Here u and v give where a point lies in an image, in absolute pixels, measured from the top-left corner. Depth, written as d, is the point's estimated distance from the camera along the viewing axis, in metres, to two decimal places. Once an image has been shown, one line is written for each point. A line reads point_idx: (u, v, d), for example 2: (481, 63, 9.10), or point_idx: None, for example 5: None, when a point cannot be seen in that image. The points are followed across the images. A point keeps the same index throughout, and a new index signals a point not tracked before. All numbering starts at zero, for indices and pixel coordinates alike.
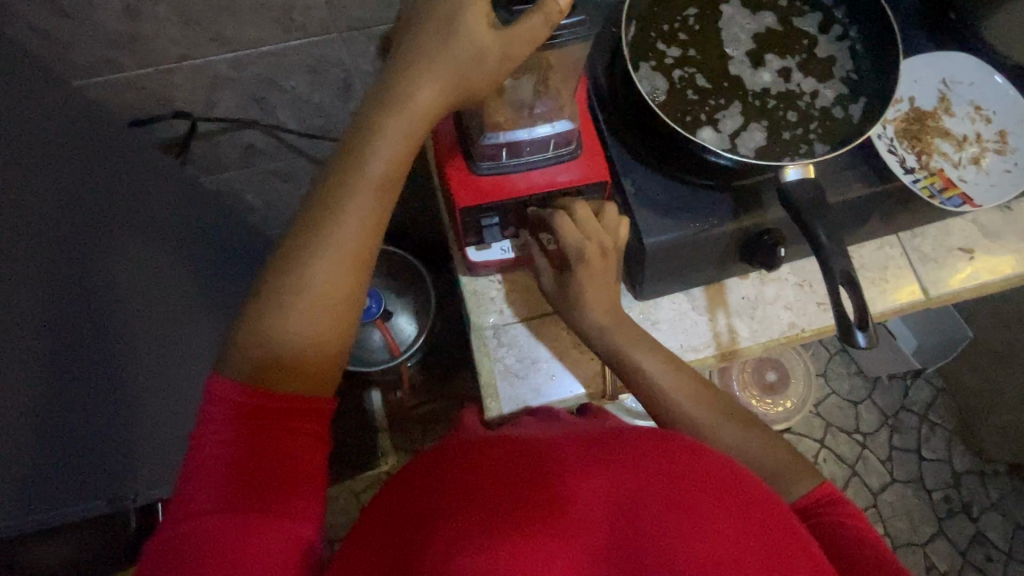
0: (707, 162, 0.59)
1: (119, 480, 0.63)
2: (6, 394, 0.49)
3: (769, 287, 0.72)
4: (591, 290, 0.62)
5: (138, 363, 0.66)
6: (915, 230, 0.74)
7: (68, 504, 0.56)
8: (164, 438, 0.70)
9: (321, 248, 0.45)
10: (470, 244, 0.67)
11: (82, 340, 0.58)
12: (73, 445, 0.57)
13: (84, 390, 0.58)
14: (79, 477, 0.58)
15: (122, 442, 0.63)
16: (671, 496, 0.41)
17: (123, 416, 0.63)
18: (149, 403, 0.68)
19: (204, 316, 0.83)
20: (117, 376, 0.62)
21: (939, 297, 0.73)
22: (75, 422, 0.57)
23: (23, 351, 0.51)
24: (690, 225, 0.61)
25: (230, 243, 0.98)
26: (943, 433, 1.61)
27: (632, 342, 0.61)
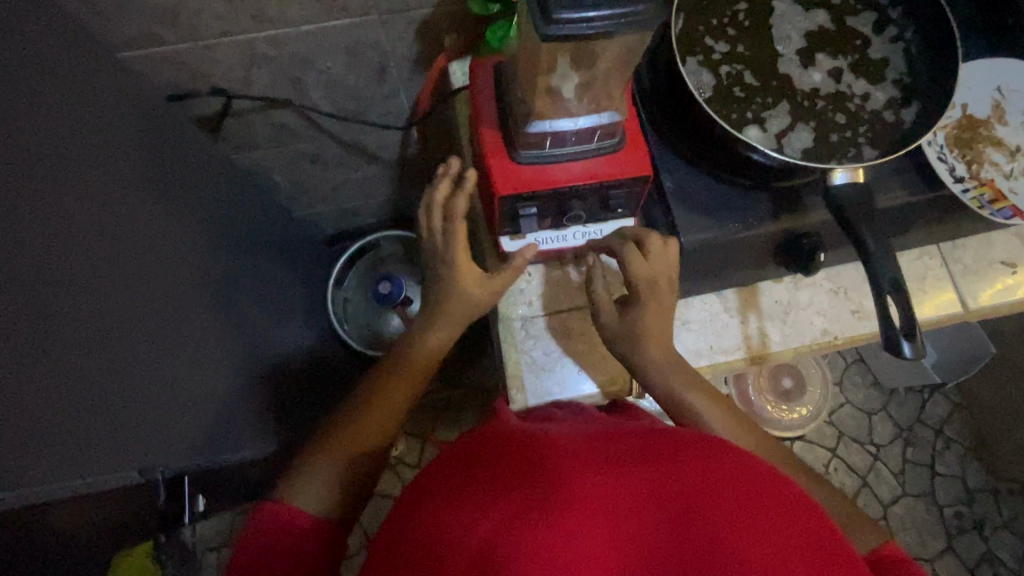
0: (751, 160, 0.57)
1: (153, 452, 0.63)
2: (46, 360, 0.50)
3: (803, 292, 0.71)
4: (656, 324, 0.61)
5: (170, 336, 0.67)
6: (956, 240, 0.72)
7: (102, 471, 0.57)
8: (198, 410, 0.72)
9: (429, 332, 0.70)
10: (505, 233, 0.66)
11: (119, 310, 0.59)
12: (113, 415, 0.57)
13: (121, 361, 0.58)
14: (118, 444, 0.59)
15: (159, 413, 0.64)
16: (719, 503, 0.40)
17: (160, 388, 0.64)
18: (183, 377, 0.69)
19: (231, 294, 0.83)
20: (149, 348, 0.63)
21: (977, 311, 0.71)
22: (113, 392, 0.57)
23: (62, 318, 0.52)
24: (730, 225, 0.60)
25: (259, 223, 0.98)
26: (958, 449, 1.59)
27: (688, 386, 0.61)
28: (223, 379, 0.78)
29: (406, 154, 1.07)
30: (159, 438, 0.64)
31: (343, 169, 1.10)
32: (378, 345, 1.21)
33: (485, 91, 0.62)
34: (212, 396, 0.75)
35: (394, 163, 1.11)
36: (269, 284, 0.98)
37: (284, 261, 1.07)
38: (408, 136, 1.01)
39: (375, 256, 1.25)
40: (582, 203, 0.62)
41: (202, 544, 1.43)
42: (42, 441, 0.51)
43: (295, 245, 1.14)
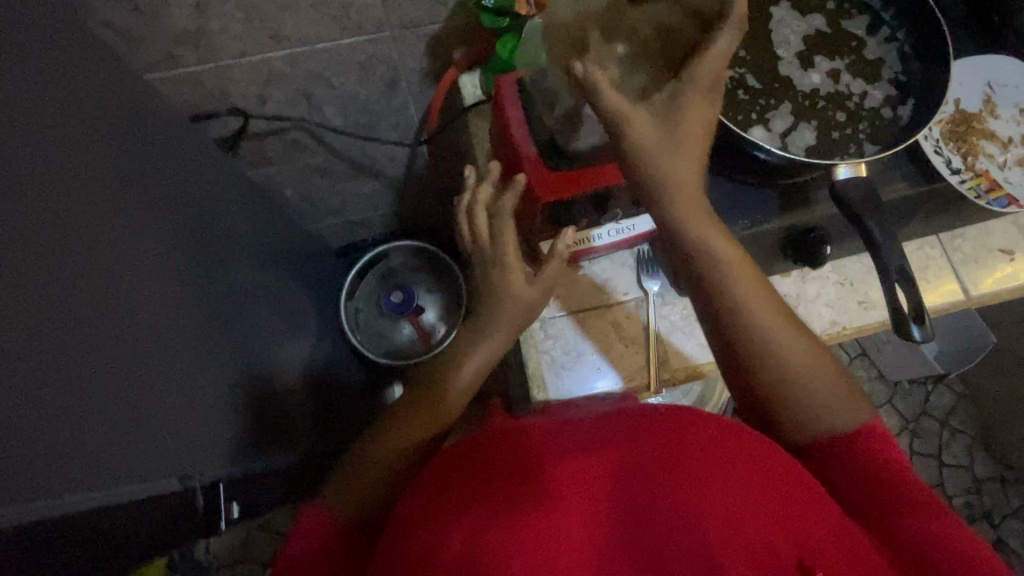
0: (754, 159, 0.60)
1: (192, 459, 0.65)
2: (95, 371, 0.52)
3: (810, 285, 0.72)
4: (693, 122, 0.50)
5: (199, 349, 0.69)
6: (955, 230, 0.74)
7: (153, 479, 0.59)
8: (228, 422, 0.74)
9: (487, 327, 0.63)
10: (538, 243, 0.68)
11: (151, 323, 0.61)
12: (157, 425, 0.59)
13: (156, 373, 0.60)
14: (164, 453, 0.60)
15: (193, 424, 0.66)
16: (681, 469, 0.41)
17: (194, 399, 0.66)
18: (209, 388, 0.70)
19: (252, 304, 0.86)
20: (176, 357, 0.64)
21: (979, 297, 0.74)
22: (152, 404, 0.59)
23: (102, 332, 0.54)
24: (738, 222, 0.64)
25: (275, 238, 1.01)
26: (964, 439, 1.65)
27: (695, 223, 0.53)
28: (252, 391, 0.81)
29: (415, 166, 1.10)
30: (196, 449, 0.66)
31: (354, 183, 1.13)
32: (390, 354, 1.23)
33: (511, 100, 0.63)
34: (239, 407, 0.77)
35: (404, 175, 1.13)
36: (286, 296, 1.00)
37: (301, 274, 1.09)
38: (418, 149, 1.04)
39: (384, 266, 1.26)
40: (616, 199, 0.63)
41: (217, 561, 1.44)
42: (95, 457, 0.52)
43: (309, 257, 1.17)
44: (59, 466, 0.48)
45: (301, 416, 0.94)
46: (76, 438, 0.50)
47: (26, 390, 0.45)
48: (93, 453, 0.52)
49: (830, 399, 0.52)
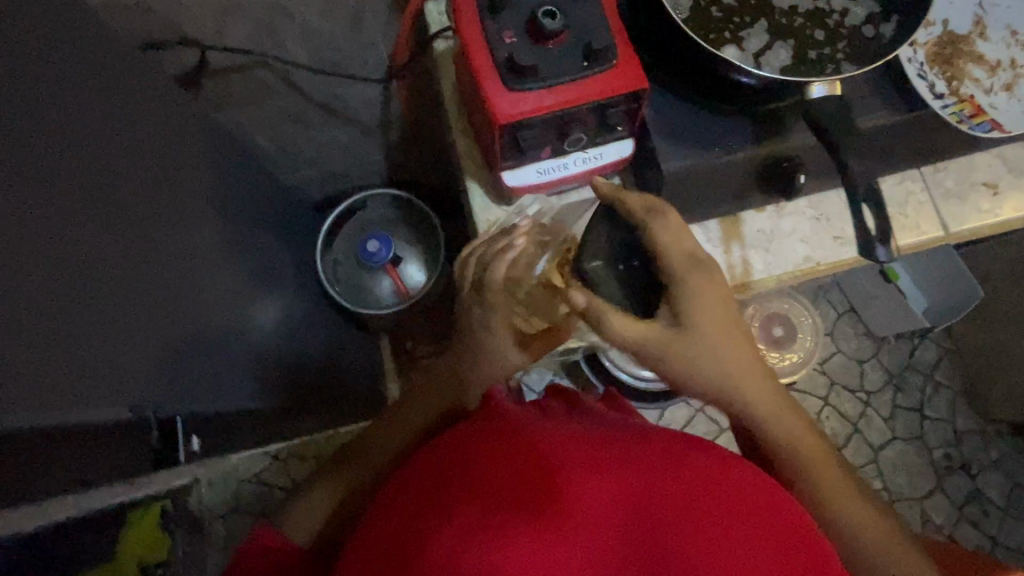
0: (735, 83, 0.58)
1: (156, 388, 0.65)
2: (54, 293, 0.51)
3: (786, 220, 0.70)
4: (706, 301, 0.54)
5: (167, 287, 0.68)
6: (938, 164, 0.72)
7: (112, 400, 0.59)
8: (196, 360, 0.73)
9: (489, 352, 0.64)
10: (505, 167, 0.63)
11: (117, 252, 0.59)
12: (117, 350, 0.58)
13: (115, 303, 0.59)
14: (124, 378, 0.60)
15: (158, 355, 0.65)
16: (687, 496, 0.45)
17: (159, 333, 0.65)
18: (178, 324, 0.69)
19: (222, 248, 0.84)
20: (141, 289, 0.63)
21: (959, 233, 0.71)
22: (111, 330, 0.58)
23: (56, 256, 0.52)
24: (711, 150, 0.61)
25: (246, 185, 0.98)
26: (947, 393, 1.67)
27: (720, 362, 0.56)
28: (221, 332, 0.80)
29: (390, 111, 1.07)
30: (160, 378, 0.65)
31: (328, 128, 1.09)
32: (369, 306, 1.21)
33: (468, 11, 0.57)
34: (207, 345, 0.76)
35: (379, 121, 1.10)
36: (258, 244, 0.98)
37: (275, 224, 1.07)
38: (393, 91, 1.00)
39: (364, 217, 1.24)
40: (581, 126, 0.59)
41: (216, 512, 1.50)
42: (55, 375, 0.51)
43: (285, 208, 1.14)
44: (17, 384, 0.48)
45: (274, 360, 0.94)
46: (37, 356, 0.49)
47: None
48: (51, 366, 0.51)
49: (871, 544, 0.57)
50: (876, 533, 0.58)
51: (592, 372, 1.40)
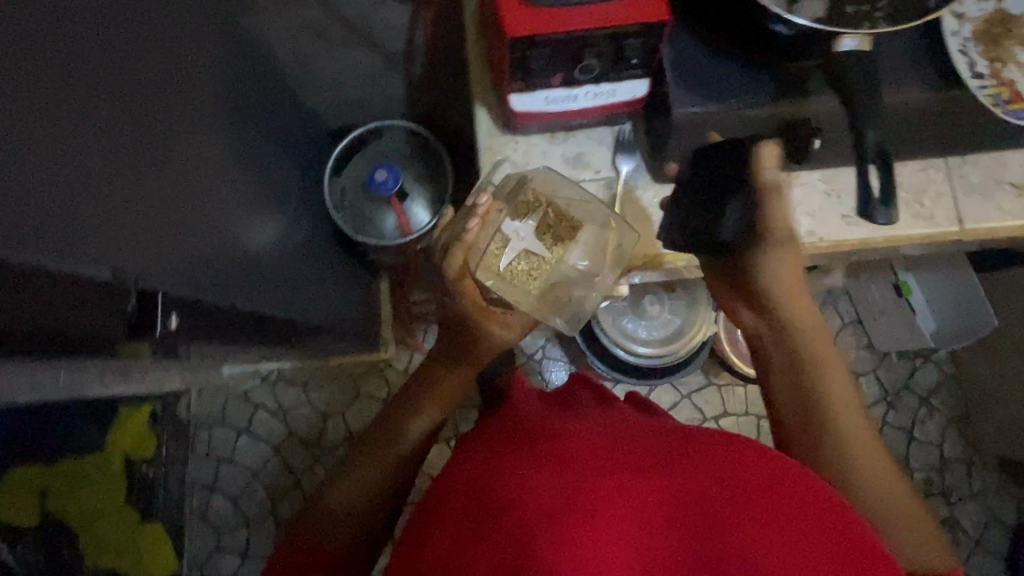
0: (768, 32, 0.56)
1: (159, 263, 0.62)
2: (74, 137, 0.51)
3: (794, 191, 0.67)
4: (783, 214, 0.61)
5: (175, 164, 0.68)
6: (966, 156, 0.68)
7: (114, 257, 0.55)
8: (199, 248, 0.72)
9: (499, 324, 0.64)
10: (512, 89, 0.61)
11: (133, 116, 0.59)
12: (123, 211, 0.57)
13: (129, 165, 0.58)
14: (130, 242, 0.58)
15: (159, 228, 0.63)
16: (727, 490, 0.48)
17: (162, 209, 0.64)
18: (178, 204, 0.68)
19: (229, 146, 0.84)
20: (149, 159, 0.62)
21: (974, 230, 0.68)
22: (123, 190, 0.57)
23: (89, 108, 0.53)
24: (727, 100, 0.59)
25: (261, 91, 0.97)
26: (941, 419, 1.63)
27: (791, 297, 0.63)
28: (221, 226, 0.80)
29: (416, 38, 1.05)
30: (163, 254, 0.63)
31: (352, 50, 1.07)
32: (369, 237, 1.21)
33: None
34: (206, 235, 0.75)
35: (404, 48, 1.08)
36: (265, 153, 0.97)
37: (284, 138, 1.06)
38: None
39: (377, 148, 1.23)
40: (595, 52, 0.57)
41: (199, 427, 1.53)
42: (67, 215, 0.50)
43: (298, 126, 1.13)
44: (21, 216, 0.45)
45: (268, 268, 0.94)
46: (56, 192, 0.49)
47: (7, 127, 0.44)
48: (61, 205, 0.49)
49: (886, 500, 0.57)
50: (893, 494, 0.58)
51: (582, 340, 1.39)
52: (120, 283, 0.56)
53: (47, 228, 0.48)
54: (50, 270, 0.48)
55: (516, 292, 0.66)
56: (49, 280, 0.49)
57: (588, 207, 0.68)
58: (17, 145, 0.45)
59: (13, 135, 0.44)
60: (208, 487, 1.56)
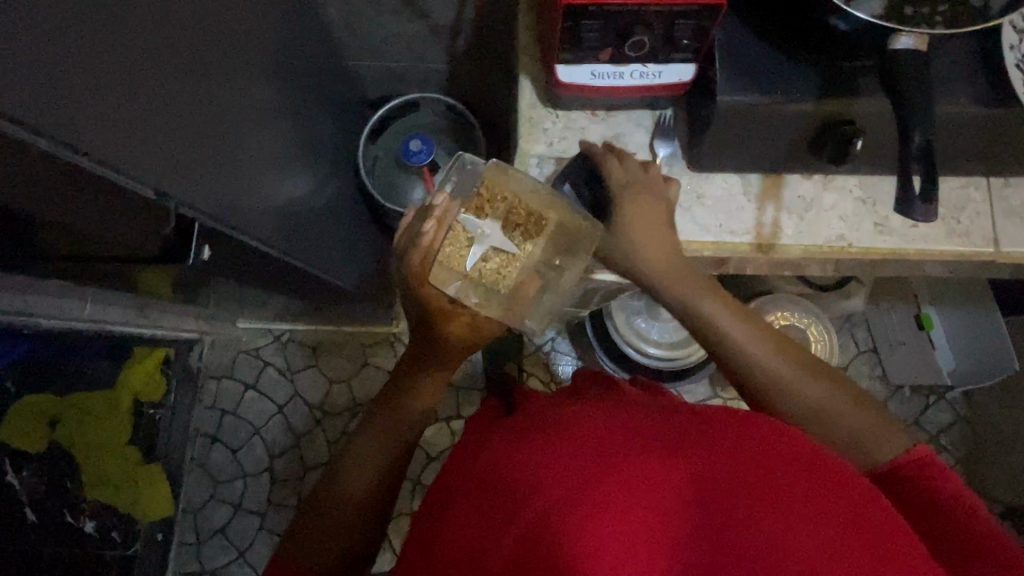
0: (825, 26, 0.55)
1: (211, 196, 0.65)
2: (143, 58, 0.53)
3: (829, 194, 0.67)
4: (639, 211, 0.64)
5: (222, 101, 0.70)
6: (1008, 178, 0.67)
7: (175, 182, 0.58)
8: (243, 188, 0.75)
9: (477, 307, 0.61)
10: (561, 59, 0.62)
11: (191, 48, 0.62)
12: (182, 138, 0.60)
13: (188, 94, 0.61)
14: (186, 171, 0.61)
15: (210, 159, 0.66)
16: (748, 472, 0.47)
17: (214, 141, 0.67)
18: (228, 141, 0.71)
19: (272, 94, 0.85)
20: (201, 93, 0.64)
21: (1009, 254, 0.67)
22: (181, 117, 0.60)
23: (152, 31, 0.55)
24: (774, 92, 0.59)
25: (307, 47, 0.99)
26: (950, 459, 1.60)
27: (696, 288, 0.63)
28: (261, 170, 0.82)
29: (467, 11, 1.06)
30: (213, 187, 0.66)
31: (401, 18, 1.09)
32: (397, 205, 1.22)
33: None
34: (249, 177, 0.77)
35: (453, 21, 1.10)
36: (304, 109, 0.98)
37: (324, 98, 1.08)
38: None
39: (414, 119, 1.25)
40: (646, 29, 0.57)
41: (205, 372, 1.58)
42: (137, 132, 0.53)
43: (339, 89, 1.15)
44: (85, 118, 0.47)
45: (298, 221, 0.95)
46: (118, 104, 0.50)
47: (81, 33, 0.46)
48: (131, 121, 0.52)
49: (829, 408, 0.60)
50: (840, 405, 0.60)
51: (593, 335, 1.39)
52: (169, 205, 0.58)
53: (107, 136, 0.49)
54: (99, 174, 0.50)
55: (484, 295, 0.61)
56: (101, 182, 0.51)
57: (548, 199, 0.65)
58: (96, 54, 0.47)
59: (94, 43, 0.47)
60: (211, 438, 1.56)
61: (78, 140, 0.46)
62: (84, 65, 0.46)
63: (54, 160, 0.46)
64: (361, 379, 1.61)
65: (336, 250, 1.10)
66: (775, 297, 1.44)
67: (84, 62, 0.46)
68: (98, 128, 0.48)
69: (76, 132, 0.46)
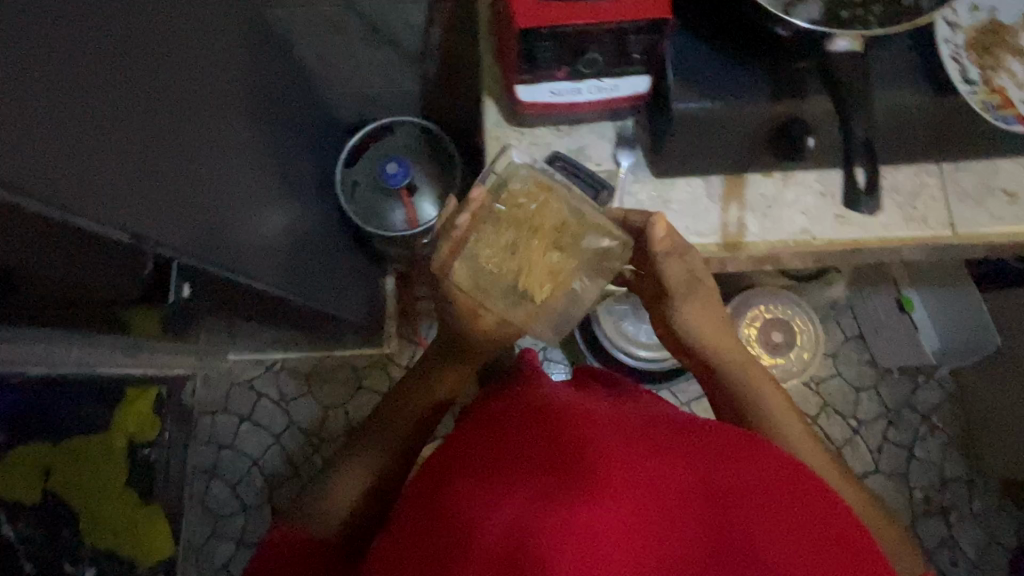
0: (767, 33, 0.59)
1: (183, 235, 0.65)
2: (104, 108, 0.54)
3: (790, 190, 0.69)
4: (697, 304, 0.71)
5: (194, 140, 0.70)
6: (959, 163, 0.70)
7: (147, 223, 0.58)
8: (220, 225, 0.75)
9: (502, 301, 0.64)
10: (519, 79, 0.64)
11: (158, 95, 0.63)
12: (150, 181, 0.60)
13: (156, 139, 0.62)
14: (158, 212, 0.61)
15: (183, 198, 0.66)
16: (727, 480, 0.52)
17: (185, 181, 0.67)
18: (201, 180, 0.71)
19: (247, 132, 0.87)
20: (171, 138, 0.65)
21: (966, 236, 0.69)
22: (149, 161, 0.60)
23: (116, 81, 0.56)
24: (726, 98, 0.61)
25: (279, 83, 1.00)
26: (941, 437, 1.62)
27: (735, 357, 0.74)
28: (240, 206, 0.83)
29: (432, 37, 1.09)
30: (186, 225, 0.66)
31: (370, 47, 1.12)
32: (377, 226, 1.23)
33: None
34: (226, 212, 0.78)
35: (421, 47, 1.12)
36: (280, 143, 1.00)
37: (298, 130, 1.09)
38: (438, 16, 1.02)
39: (389, 143, 1.27)
40: (598, 45, 0.60)
41: (199, 408, 1.60)
42: (103, 179, 0.53)
43: (313, 119, 1.17)
44: (51, 169, 0.46)
45: (283, 252, 0.96)
46: (79, 152, 0.50)
47: (41, 87, 0.46)
48: (95, 169, 0.52)
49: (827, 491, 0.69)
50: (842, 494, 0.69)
51: (582, 342, 1.40)
52: (143, 247, 0.58)
53: (80, 185, 0.50)
54: (69, 222, 0.49)
55: (501, 294, 0.64)
56: (71, 232, 0.50)
57: (595, 220, 0.64)
58: (54, 108, 0.48)
59: (50, 98, 0.47)
60: (208, 471, 1.60)
61: (46, 193, 0.46)
62: (44, 120, 0.46)
63: (21, 216, 0.45)
64: (357, 403, 1.61)
65: (322, 277, 1.11)
66: (759, 291, 1.47)
67: (54, 119, 0.47)
68: (73, 182, 0.49)
69: (48, 186, 0.46)
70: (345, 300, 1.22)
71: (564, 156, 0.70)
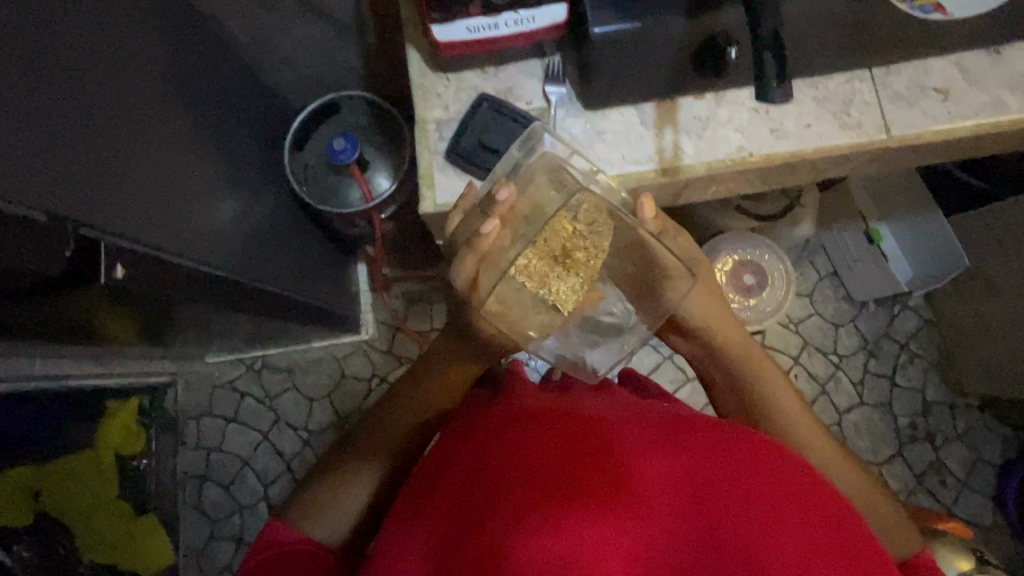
0: None
1: (111, 216, 0.63)
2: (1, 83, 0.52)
3: (722, 109, 0.69)
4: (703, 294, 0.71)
5: (115, 119, 0.68)
6: (889, 66, 0.70)
7: (62, 200, 0.56)
8: (155, 206, 0.73)
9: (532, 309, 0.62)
10: (433, 20, 0.63)
11: (65, 73, 0.61)
12: (64, 157, 0.58)
13: (68, 116, 0.60)
14: (77, 190, 0.58)
15: (106, 176, 0.64)
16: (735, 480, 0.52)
17: (109, 160, 0.65)
18: (126, 159, 0.69)
19: (179, 116, 0.85)
20: (89, 117, 0.63)
21: (900, 138, 0.69)
22: (62, 137, 0.58)
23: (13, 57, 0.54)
24: (642, 16, 0.59)
25: (210, 66, 0.98)
26: (921, 363, 1.65)
27: (737, 339, 0.75)
28: (177, 189, 0.81)
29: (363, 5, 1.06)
30: (114, 205, 0.63)
31: (302, 23, 1.09)
32: (331, 203, 1.22)
33: None
34: (160, 193, 0.75)
35: (354, 17, 1.10)
36: (219, 128, 0.98)
37: (239, 114, 1.07)
38: None
39: (338, 120, 1.25)
40: None
41: (183, 414, 1.57)
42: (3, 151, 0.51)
43: (253, 103, 1.14)
44: None
45: (234, 234, 0.94)
46: None
47: None
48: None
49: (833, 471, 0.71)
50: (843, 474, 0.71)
51: None
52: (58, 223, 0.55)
53: None
54: None
55: (527, 301, 0.62)
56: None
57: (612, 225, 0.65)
58: None
59: None
60: (200, 478, 1.56)
61: None
62: None
63: None
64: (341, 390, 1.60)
65: (283, 259, 1.09)
66: (727, 236, 1.47)
67: None
68: None
69: None
70: (311, 283, 1.20)
71: (494, 98, 0.71)
